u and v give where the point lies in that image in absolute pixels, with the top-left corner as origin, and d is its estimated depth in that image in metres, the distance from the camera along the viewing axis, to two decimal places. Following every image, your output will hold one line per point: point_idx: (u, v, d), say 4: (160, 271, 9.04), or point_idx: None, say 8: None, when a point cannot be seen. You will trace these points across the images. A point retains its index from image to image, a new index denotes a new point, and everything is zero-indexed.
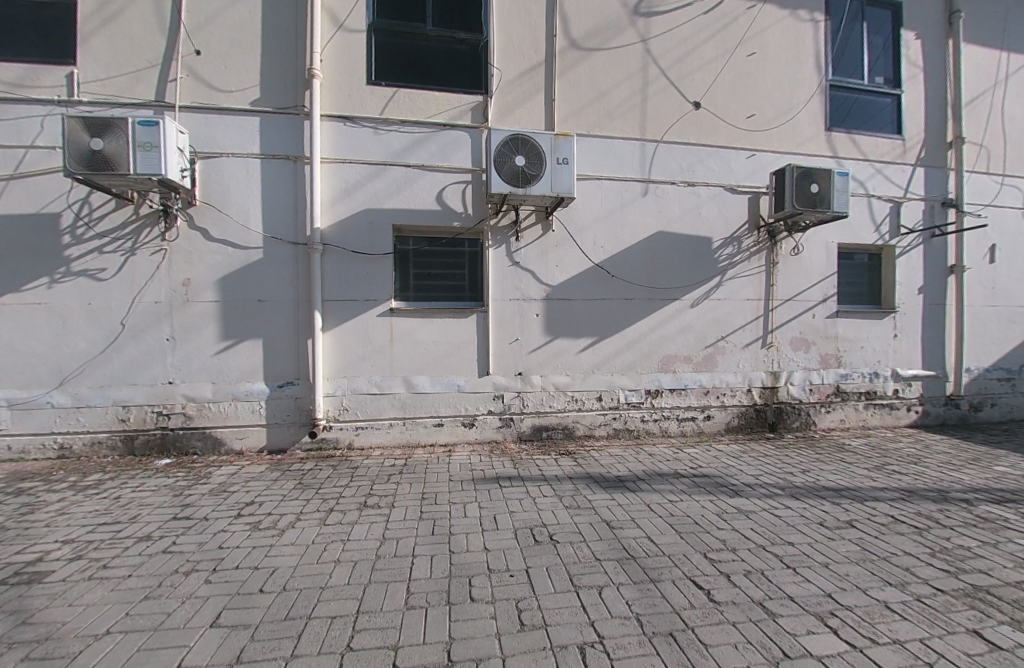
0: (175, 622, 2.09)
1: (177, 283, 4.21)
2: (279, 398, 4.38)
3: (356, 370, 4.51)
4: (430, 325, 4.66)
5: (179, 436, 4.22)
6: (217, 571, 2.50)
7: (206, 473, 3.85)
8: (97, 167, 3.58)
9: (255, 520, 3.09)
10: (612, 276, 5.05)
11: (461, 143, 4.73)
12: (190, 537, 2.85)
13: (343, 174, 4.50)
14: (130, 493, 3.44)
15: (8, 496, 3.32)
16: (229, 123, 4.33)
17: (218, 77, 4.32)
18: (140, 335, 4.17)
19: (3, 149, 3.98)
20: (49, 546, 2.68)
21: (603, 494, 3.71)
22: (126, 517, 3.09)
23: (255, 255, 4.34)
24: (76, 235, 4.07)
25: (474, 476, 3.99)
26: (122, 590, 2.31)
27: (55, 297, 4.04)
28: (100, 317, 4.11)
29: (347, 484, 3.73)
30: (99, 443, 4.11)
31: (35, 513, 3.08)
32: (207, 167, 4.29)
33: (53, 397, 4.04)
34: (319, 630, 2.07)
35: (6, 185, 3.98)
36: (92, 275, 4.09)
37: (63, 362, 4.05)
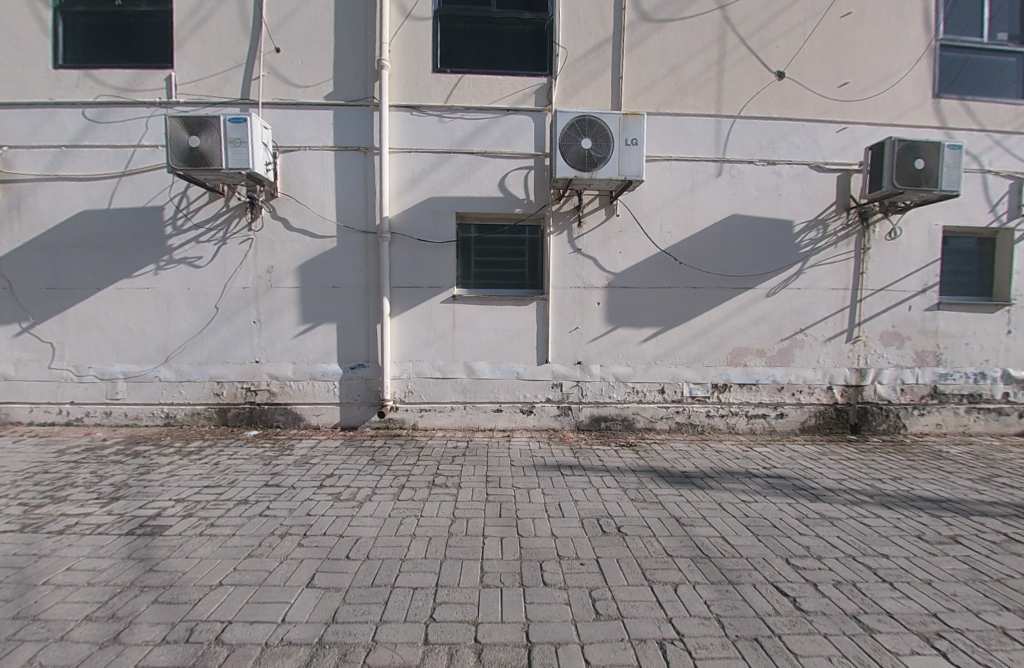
0: (276, 580, 2.29)
1: (262, 270, 4.53)
2: (351, 379, 4.62)
3: (421, 354, 4.66)
4: (492, 312, 4.69)
5: (264, 410, 4.59)
6: (308, 536, 2.70)
7: (289, 446, 4.17)
8: (195, 163, 3.90)
9: (336, 490, 3.31)
10: (679, 263, 4.81)
11: (525, 128, 4.66)
12: (281, 503, 3.09)
13: (410, 163, 4.60)
14: (226, 460, 3.79)
15: (128, 457, 3.78)
16: (306, 117, 4.54)
17: (296, 73, 4.53)
18: (231, 317, 4.54)
19: (116, 149, 4.44)
20: (165, 503, 3.03)
21: (670, 489, 3.60)
22: (225, 481, 3.41)
23: (329, 243, 4.57)
24: (177, 226, 4.48)
25: (535, 463, 4.00)
26: (228, 545, 2.57)
27: (161, 282, 4.49)
28: (197, 301, 4.52)
29: (415, 463, 3.89)
30: (197, 414, 4.56)
31: (151, 473, 3.48)
32: (287, 160, 4.55)
33: (160, 372, 4.53)
34: (403, 600, 2.18)
35: (120, 182, 4.45)
36: (190, 262, 4.50)
37: (168, 340, 4.52)
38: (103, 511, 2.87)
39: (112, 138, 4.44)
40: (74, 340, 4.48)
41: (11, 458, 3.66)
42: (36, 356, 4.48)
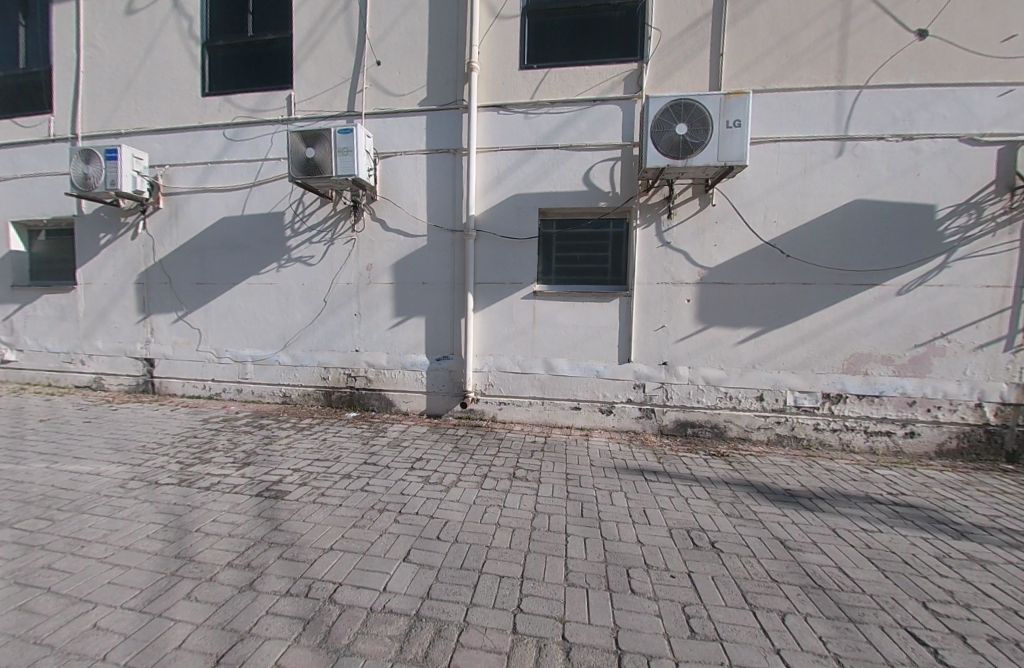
0: (378, 550, 2.50)
1: (362, 267, 4.96)
2: (437, 370, 4.88)
3: (501, 348, 4.76)
4: (573, 308, 4.63)
5: (362, 394, 5.04)
6: (403, 514, 2.91)
7: (382, 428, 4.53)
8: (310, 172, 4.37)
9: (425, 474, 3.52)
10: (784, 257, 4.32)
11: (613, 118, 4.50)
12: (379, 480, 3.37)
13: (496, 161, 4.70)
14: (331, 437, 4.23)
15: (255, 429, 4.40)
16: (402, 123, 4.85)
17: (394, 83, 4.86)
18: (336, 310, 5.04)
19: (249, 163, 5.14)
20: (285, 470, 3.47)
21: (771, 507, 3.27)
22: (331, 455, 3.81)
23: (420, 241, 4.85)
24: (295, 229, 5.08)
25: (617, 465, 3.89)
26: (337, 513, 2.86)
27: (281, 278, 5.13)
28: (309, 295, 5.09)
29: (496, 454, 4.00)
30: (308, 395, 5.16)
31: (273, 444, 4.01)
32: (385, 165, 4.90)
33: (280, 356, 5.19)
34: (492, 586, 2.25)
35: (251, 191, 5.15)
36: (305, 260, 5.07)
37: (287, 329, 5.16)
38: (238, 473, 3.37)
39: (246, 154, 5.15)
40: (216, 326, 5.31)
41: (171, 423, 4.46)
42: (188, 340, 5.40)
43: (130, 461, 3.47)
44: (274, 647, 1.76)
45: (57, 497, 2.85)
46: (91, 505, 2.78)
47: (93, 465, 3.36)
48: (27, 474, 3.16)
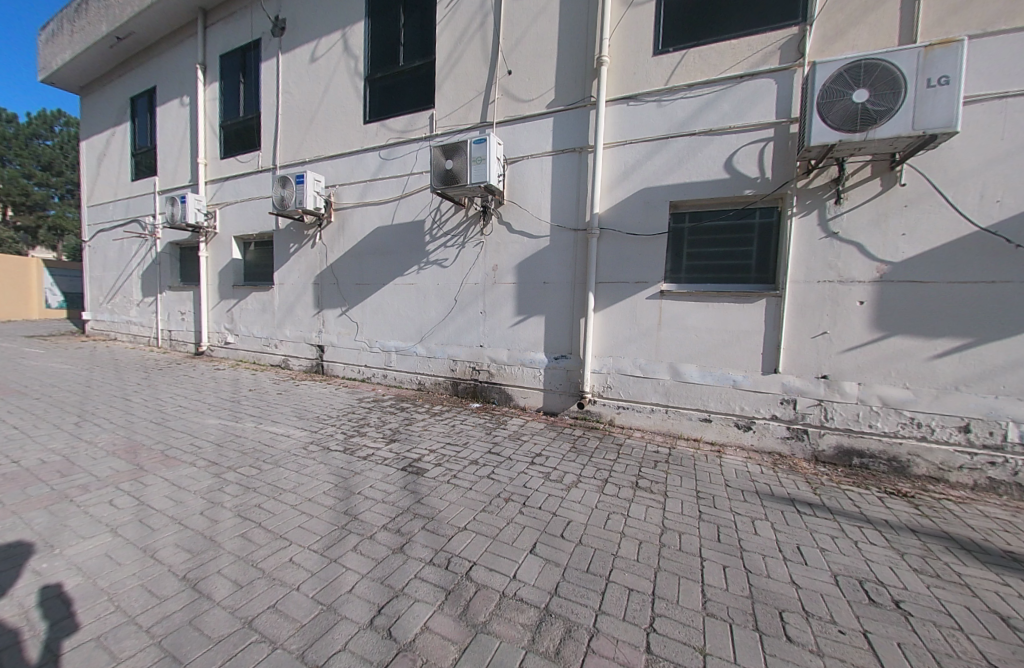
0: (506, 538, 2.60)
1: (489, 268, 5.26)
2: (554, 368, 4.92)
3: (623, 350, 4.57)
4: (707, 309, 4.22)
5: (484, 387, 5.35)
6: (527, 506, 2.98)
7: (503, 421, 4.75)
8: (448, 182, 4.77)
9: (546, 470, 3.56)
10: (1014, 247, 3.29)
11: (767, 94, 3.96)
12: (503, 471, 3.52)
13: (624, 155, 4.53)
14: (459, 424, 4.58)
15: (397, 410, 5.00)
16: (530, 127, 5.00)
17: (523, 89, 5.02)
18: (465, 307, 5.44)
19: (397, 177, 5.85)
20: (422, 450, 3.86)
21: (987, 572, 2.51)
22: (460, 441, 4.12)
23: (543, 241, 4.94)
24: (433, 234, 5.61)
25: (758, 489, 3.41)
26: (468, 496, 3.06)
27: (421, 279, 5.74)
28: (443, 294, 5.59)
29: (616, 459, 3.86)
30: (438, 384, 5.68)
31: (412, 425, 4.50)
32: (513, 170, 5.11)
33: (417, 348, 5.82)
34: (620, 597, 2.15)
35: (398, 202, 5.85)
36: (440, 263, 5.59)
37: (423, 324, 5.75)
38: (387, 448, 3.85)
39: (395, 170, 5.87)
40: (368, 320, 6.19)
41: (336, 400, 5.33)
42: (348, 331, 6.39)
43: (308, 429, 4.24)
44: (422, 610, 1.95)
45: (263, 452, 3.62)
46: (284, 461, 3.46)
47: (284, 429, 4.19)
48: (244, 431, 4.08)
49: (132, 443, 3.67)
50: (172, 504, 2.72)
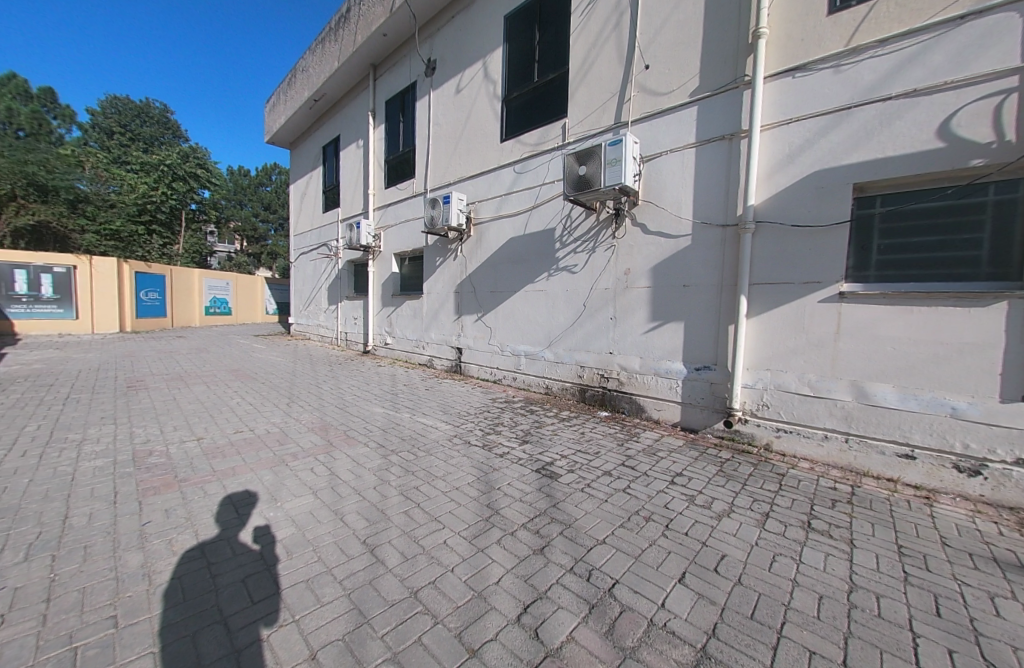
0: (650, 560, 2.41)
1: (621, 272, 5.08)
2: (695, 380, 4.47)
3: (784, 363, 3.91)
4: (909, 315, 3.33)
5: (614, 396, 5.16)
6: (671, 530, 2.73)
7: (636, 433, 4.49)
8: (581, 187, 4.76)
9: (690, 493, 3.22)
10: None
11: (1012, 29, 2.96)
12: (640, 486, 3.31)
13: (788, 137, 3.90)
14: (590, 432, 4.49)
15: (528, 413, 5.15)
16: (670, 121, 4.69)
17: (663, 82, 4.74)
18: (595, 313, 5.35)
19: (530, 188, 6.09)
20: (555, 454, 3.88)
21: None
22: (591, 450, 4.02)
23: (683, 242, 4.56)
24: (564, 241, 5.66)
25: (1002, 558, 2.51)
26: (605, 508, 2.95)
27: (551, 285, 5.85)
28: (572, 300, 5.59)
29: (778, 492, 3.29)
30: (566, 390, 5.68)
31: (542, 428, 4.57)
32: (650, 168, 4.86)
33: (545, 353, 5.93)
34: (799, 658, 1.78)
35: (530, 212, 6.08)
36: (570, 269, 5.61)
37: (552, 330, 5.84)
38: (521, 448, 3.98)
39: (529, 181, 6.12)
40: (501, 325, 6.55)
41: (473, 398, 5.76)
42: (483, 335, 6.87)
43: (452, 423, 4.65)
44: (567, 618, 1.91)
45: (417, 440, 4.09)
46: (434, 451, 3.84)
47: (432, 421, 4.67)
48: (402, 420, 4.68)
49: (325, 422, 4.53)
50: (352, 477, 3.24)
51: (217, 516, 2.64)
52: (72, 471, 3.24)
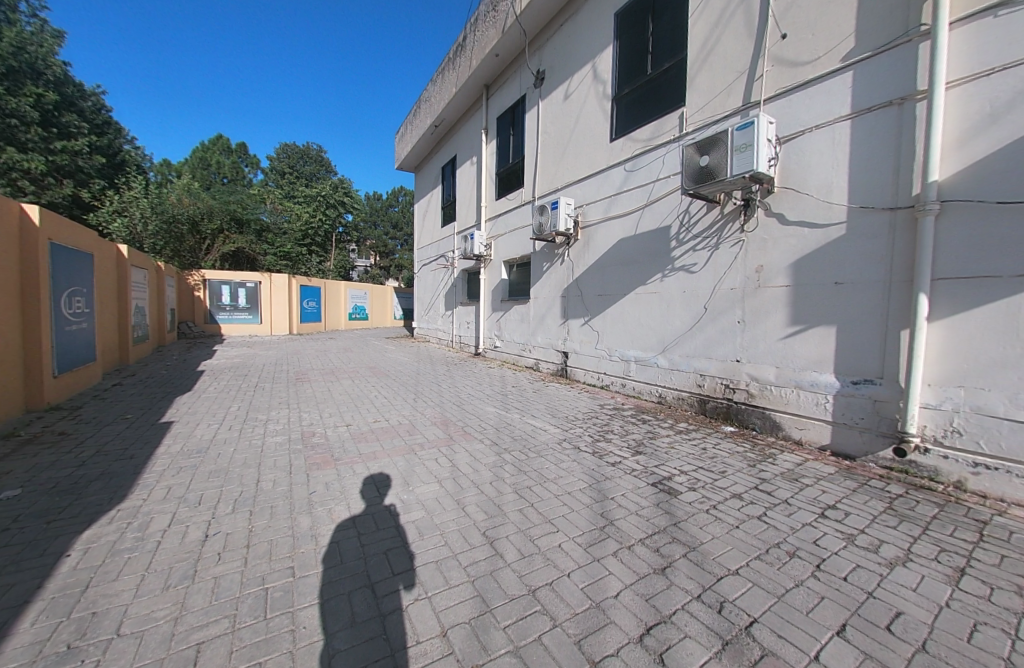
0: (796, 603, 2.04)
1: (751, 270, 4.54)
2: (852, 396, 3.73)
3: (989, 380, 3.03)
4: None
5: (742, 410, 4.61)
6: (823, 572, 2.29)
7: (771, 454, 3.93)
8: (703, 180, 4.39)
9: (848, 532, 2.68)
10: None
11: None
12: (780, 516, 2.86)
13: (993, 89, 3.03)
14: (712, 448, 4.07)
15: (640, 422, 4.90)
16: (816, 93, 4.03)
17: (805, 50, 4.11)
18: (718, 317, 4.87)
19: (642, 186, 5.82)
20: (673, 468, 3.61)
21: None
22: (716, 468, 3.63)
23: (834, 232, 3.87)
24: (680, 239, 5.28)
25: None
26: (735, 535, 2.62)
27: (665, 287, 5.49)
28: (691, 302, 5.17)
29: (983, 544, 2.53)
30: (683, 399, 5.27)
31: (657, 440, 4.30)
32: (789, 150, 4.25)
33: (659, 359, 5.59)
34: None
35: (643, 211, 5.81)
36: (688, 269, 5.20)
37: (667, 335, 5.48)
38: (634, 459, 3.79)
39: (641, 179, 5.86)
40: (609, 329, 6.38)
41: (581, 403, 5.70)
42: (590, 340, 6.77)
43: (561, 427, 4.67)
44: (695, 650, 1.71)
45: (528, 441, 4.19)
46: (545, 453, 3.89)
47: (541, 424, 4.74)
48: (513, 420, 4.86)
49: (445, 418, 4.96)
50: (471, 470, 3.47)
51: (363, 492, 3.06)
52: (261, 445, 4.07)
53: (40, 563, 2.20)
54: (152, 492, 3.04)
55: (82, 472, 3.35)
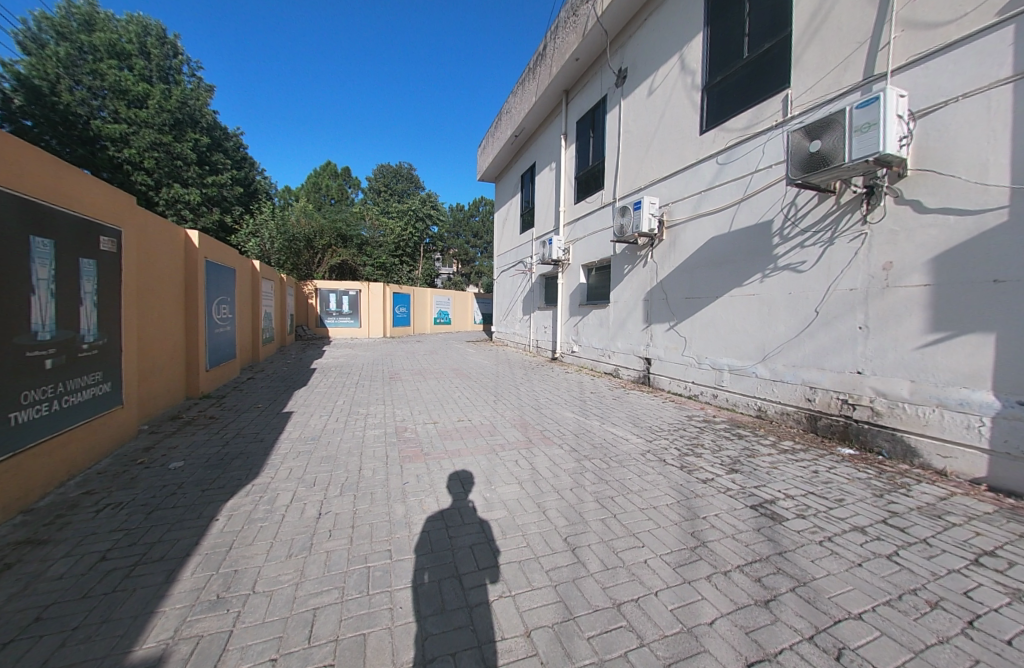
0: (942, 663, 1.65)
1: (876, 268, 3.92)
2: (1019, 420, 3.00)
3: None
4: None
5: (864, 430, 3.98)
6: (980, 632, 1.83)
7: (904, 483, 3.32)
8: (813, 167, 3.91)
9: (1017, 588, 2.13)
10: None
11: None
12: (918, 558, 2.39)
13: None
14: (826, 472, 3.57)
15: (735, 437, 4.49)
16: (965, 54, 3.35)
17: (948, 4, 3.44)
18: (833, 322, 4.28)
19: (738, 179, 5.36)
20: (777, 491, 3.23)
21: None
22: (831, 495, 3.17)
23: (994, 217, 3.17)
24: (784, 235, 4.76)
25: None
26: (857, 574, 2.24)
27: (766, 288, 4.97)
28: (798, 305, 4.62)
29: None
30: (787, 414, 4.72)
31: (757, 458, 3.88)
32: (927, 125, 3.59)
33: (758, 369, 5.08)
34: None
35: (739, 206, 5.34)
36: (795, 268, 4.65)
37: (767, 342, 4.96)
38: (729, 477, 3.48)
39: (736, 171, 5.39)
40: (698, 335, 5.95)
41: (666, 413, 5.40)
42: (676, 346, 6.38)
43: (645, 437, 4.46)
44: None
45: (609, 449, 4.07)
46: (627, 463, 3.75)
47: (623, 433, 4.58)
48: (592, 427, 4.76)
49: (524, 421, 5.03)
50: (551, 474, 3.47)
51: (449, 487, 3.23)
52: (361, 436, 4.52)
53: (198, 523, 2.68)
54: (277, 471, 3.55)
55: (227, 451, 4.03)
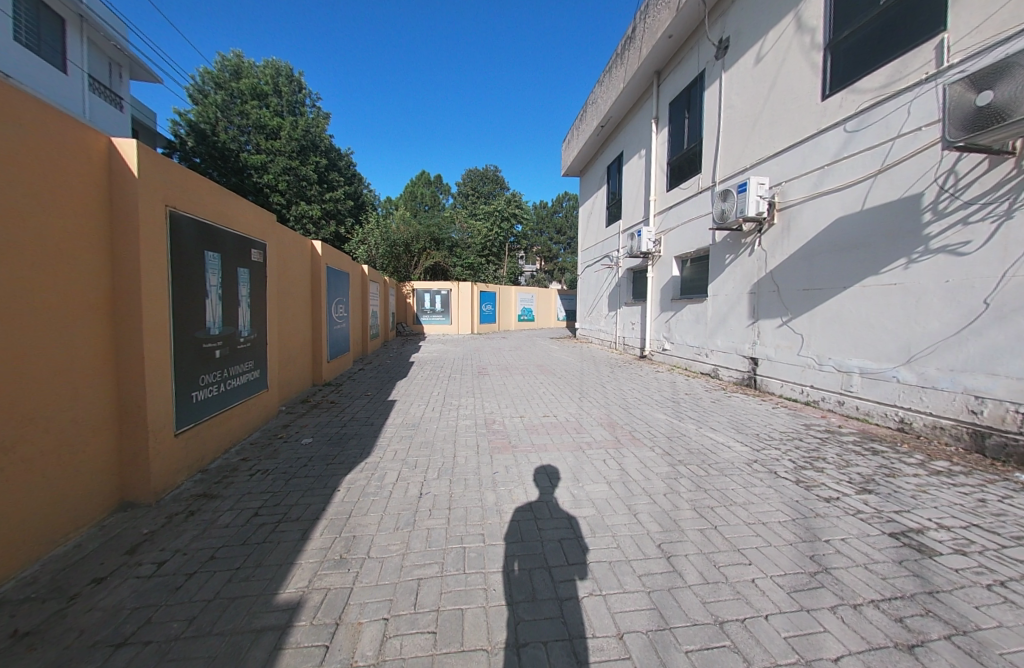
0: None
1: None
2: None
3: None
4: None
5: None
6: None
7: None
8: (981, 125, 3.15)
9: None
10: None
11: None
12: None
13: None
14: (997, 502, 2.87)
15: (867, 451, 3.84)
16: None
17: None
18: (1011, 316, 3.42)
19: (873, 149, 4.55)
20: (925, 520, 2.69)
21: None
22: (1006, 531, 2.54)
23: None
24: (939, 210, 3.92)
25: None
26: None
27: (912, 277, 4.16)
28: (958, 296, 3.78)
29: None
30: (942, 429, 3.88)
31: (897, 479, 3.28)
32: None
33: (900, 373, 4.27)
34: None
35: (875, 180, 4.52)
36: (954, 250, 3.81)
37: (914, 341, 4.14)
38: (858, 497, 2.99)
39: (871, 139, 4.58)
40: (819, 333, 5.20)
41: (776, 419, 4.82)
42: (790, 344, 5.65)
43: (750, 445, 4.04)
44: None
45: (708, 456, 3.77)
46: (730, 472, 3.44)
47: (725, 439, 4.20)
48: (687, 431, 4.46)
49: (612, 420, 4.91)
50: (642, 477, 3.34)
51: (536, 480, 3.30)
52: (454, 426, 4.82)
53: (324, 492, 3.12)
54: (384, 453, 3.96)
55: (345, 432, 4.60)
